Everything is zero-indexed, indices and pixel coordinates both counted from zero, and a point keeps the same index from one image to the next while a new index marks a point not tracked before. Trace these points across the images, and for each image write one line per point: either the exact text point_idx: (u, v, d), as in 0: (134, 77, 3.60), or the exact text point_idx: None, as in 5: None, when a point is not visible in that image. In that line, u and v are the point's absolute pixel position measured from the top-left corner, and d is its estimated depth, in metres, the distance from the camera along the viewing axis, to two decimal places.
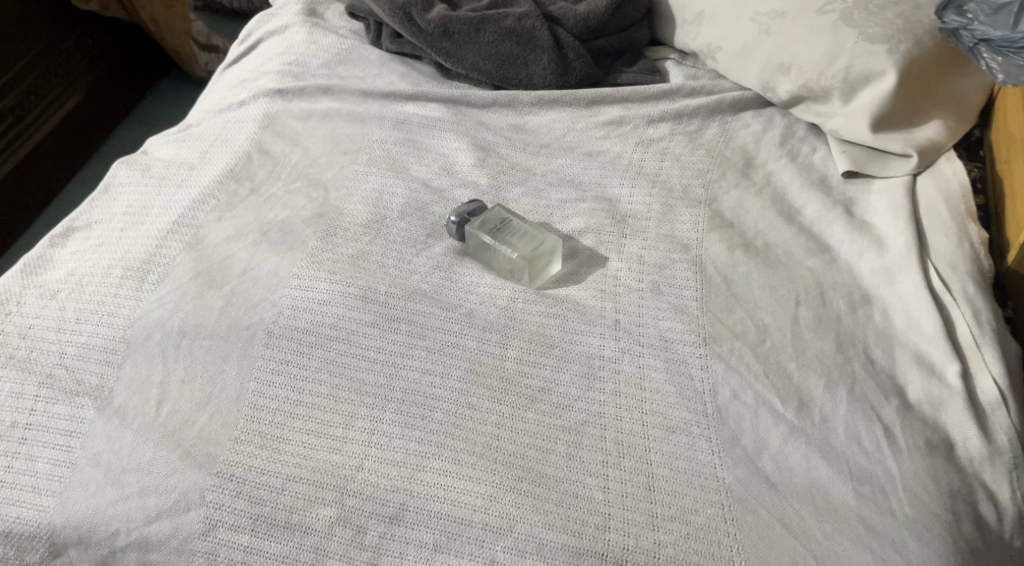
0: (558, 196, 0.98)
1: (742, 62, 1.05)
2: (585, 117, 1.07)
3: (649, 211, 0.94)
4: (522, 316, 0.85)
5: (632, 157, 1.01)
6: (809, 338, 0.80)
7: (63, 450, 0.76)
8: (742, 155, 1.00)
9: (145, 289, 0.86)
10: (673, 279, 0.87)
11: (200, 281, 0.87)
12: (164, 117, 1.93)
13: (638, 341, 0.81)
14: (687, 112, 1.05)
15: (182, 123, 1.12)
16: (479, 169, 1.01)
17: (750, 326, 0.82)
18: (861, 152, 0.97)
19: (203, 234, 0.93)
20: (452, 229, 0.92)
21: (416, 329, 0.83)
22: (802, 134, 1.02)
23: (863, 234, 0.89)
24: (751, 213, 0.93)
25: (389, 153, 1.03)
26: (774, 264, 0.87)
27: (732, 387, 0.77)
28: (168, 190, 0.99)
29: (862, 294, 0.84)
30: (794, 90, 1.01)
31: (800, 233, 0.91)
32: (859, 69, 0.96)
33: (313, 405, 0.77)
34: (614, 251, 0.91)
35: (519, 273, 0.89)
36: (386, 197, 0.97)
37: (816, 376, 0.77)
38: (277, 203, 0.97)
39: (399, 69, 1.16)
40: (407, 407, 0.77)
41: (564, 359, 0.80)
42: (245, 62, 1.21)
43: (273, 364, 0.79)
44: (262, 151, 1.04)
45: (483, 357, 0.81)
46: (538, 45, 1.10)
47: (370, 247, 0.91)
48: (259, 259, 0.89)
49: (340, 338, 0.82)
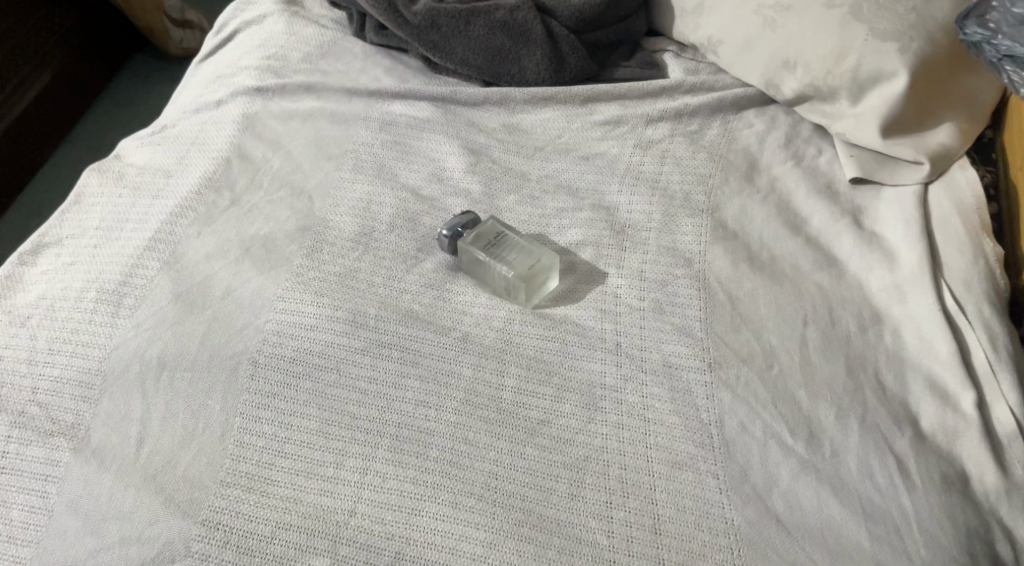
0: (553, 205, 0.94)
1: (745, 56, 1.00)
2: (581, 117, 1.03)
3: (649, 221, 0.91)
4: (520, 339, 0.81)
5: (630, 160, 0.97)
6: (818, 363, 0.77)
7: (39, 495, 0.72)
8: (745, 159, 0.96)
9: (121, 315, 0.81)
10: (675, 296, 0.83)
11: (180, 304, 0.82)
12: (140, 96, 1.87)
13: (641, 366, 0.78)
14: (686, 111, 1.01)
15: (157, 123, 1.06)
16: (471, 176, 0.96)
17: (756, 349, 0.78)
18: (869, 158, 0.92)
19: (182, 251, 0.88)
20: (444, 243, 0.87)
21: (409, 357, 0.79)
22: (807, 134, 0.98)
23: (872, 246, 0.85)
24: (755, 222, 0.90)
25: (377, 158, 0.98)
26: (780, 279, 0.84)
27: (740, 418, 0.74)
28: (143, 202, 0.94)
29: (872, 313, 0.80)
30: (800, 88, 0.96)
31: (807, 245, 0.87)
32: (868, 67, 0.91)
33: (301, 443, 0.74)
34: (614, 265, 0.87)
35: (514, 290, 0.85)
36: (374, 207, 0.93)
37: (826, 404, 0.74)
38: (259, 215, 0.92)
39: (384, 64, 1.11)
40: (401, 444, 0.73)
41: (563, 389, 0.77)
42: (221, 55, 1.15)
43: (259, 398, 0.76)
44: (242, 156, 0.98)
45: (479, 386, 0.77)
46: (531, 39, 1.04)
47: (358, 264, 0.87)
48: (242, 279, 0.85)
49: (329, 368, 0.78)
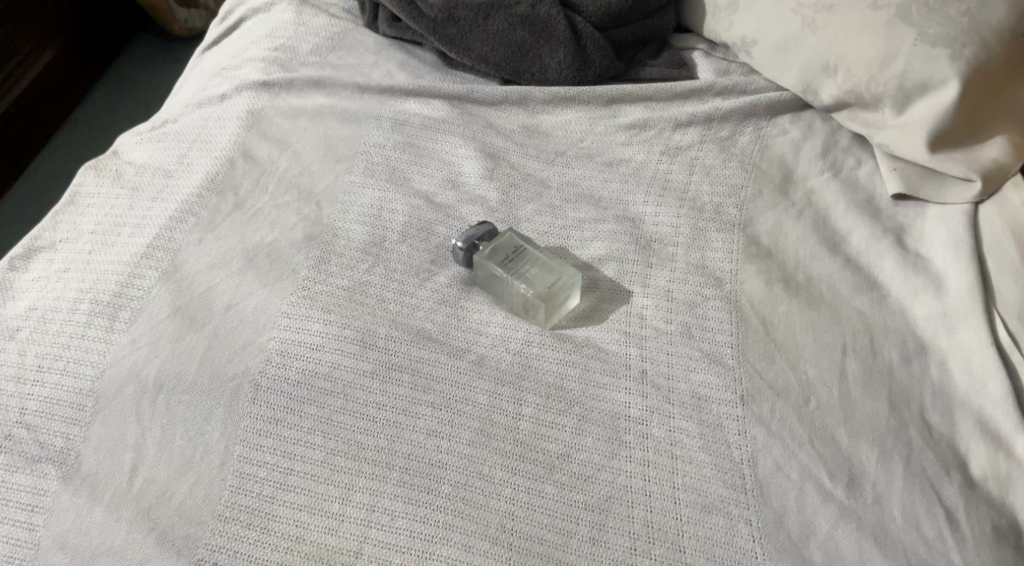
0: (575, 215, 0.89)
1: (781, 58, 0.94)
2: (605, 119, 0.97)
3: (677, 235, 0.85)
4: (539, 364, 0.76)
5: (657, 168, 0.92)
6: (859, 398, 0.72)
7: (25, 528, 0.68)
8: (779, 169, 0.91)
9: (115, 329, 0.76)
10: (705, 320, 0.78)
11: (178, 318, 0.77)
12: (142, 79, 1.81)
13: (668, 399, 0.73)
14: (717, 115, 0.95)
15: (158, 117, 1.01)
16: (488, 182, 0.91)
17: (792, 381, 0.73)
18: (913, 172, 0.87)
19: (182, 259, 0.83)
20: (458, 256, 0.83)
21: (421, 381, 0.74)
22: (845, 144, 0.93)
23: (917, 269, 0.80)
24: (791, 239, 0.84)
25: (389, 161, 0.93)
26: (817, 302, 0.79)
27: (775, 458, 0.69)
28: (141, 204, 0.89)
29: (917, 343, 0.75)
30: (839, 95, 0.91)
31: (846, 266, 0.82)
32: (915, 75, 0.85)
33: (305, 475, 0.69)
34: (639, 283, 0.82)
35: (533, 309, 0.80)
36: (385, 214, 0.88)
37: (867, 444, 0.70)
38: (263, 221, 0.87)
39: (397, 58, 1.05)
40: (411, 478, 0.69)
41: (585, 420, 0.72)
42: (226, 45, 1.09)
43: (260, 425, 0.71)
44: (246, 157, 0.93)
45: (495, 416, 0.72)
46: (554, 35, 0.98)
47: (368, 277, 0.82)
48: (245, 292, 0.80)
49: (335, 392, 0.73)
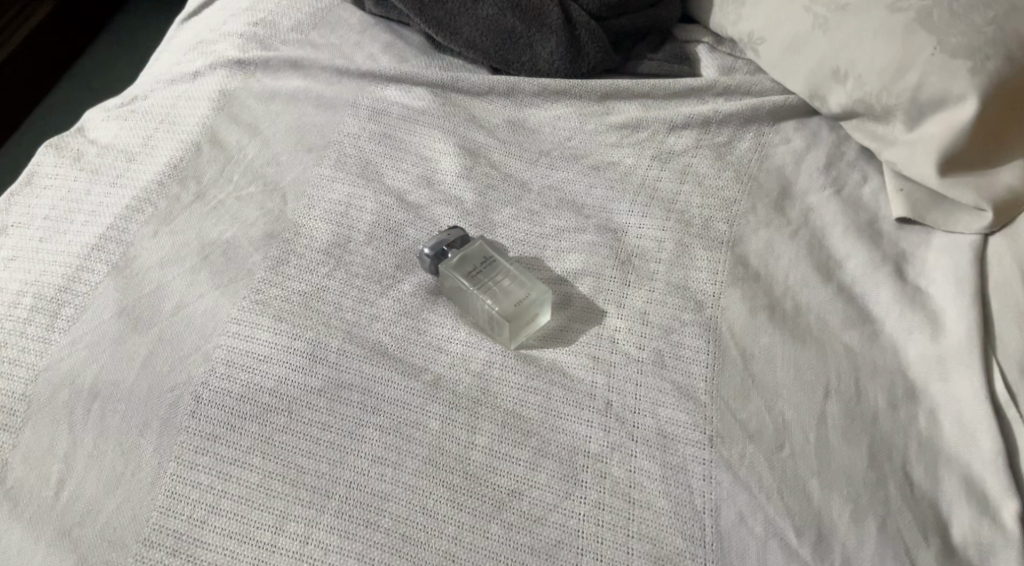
0: (554, 222, 0.83)
1: (789, 60, 0.87)
2: (596, 117, 0.91)
3: (660, 251, 0.80)
4: (498, 388, 0.71)
5: (646, 174, 0.86)
6: (836, 445, 0.67)
7: None
8: (777, 182, 0.84)
9: (56, 328, 0.73)
10: (680, 347, 0.73)
11: (123, 319, 0.74)
12: (143, 36, 1.76)
13: (632, 434, 0.68)
14: (716, 119, 0.89)
15: (128, 92, 0.96)
16: (465, 182, 0.86)
17: (767, 423, 0.68)
18: (921, 195, 0.80)
19: (134, 253, 0.79)
20: (425, 263, 0.78)
21: (370, 402, 0.70)
22: (851, 157, 0.86)
23: (914, 304, 0.74)
24: (781, 261, 0.79)
25: (362, 153, 0.88)
26: (803, 335, 0.73)
27: (739, 509, 0.65)
28: (98, 188, 0.84)
29: (906, 387, 0.70)
30: (848, 104, 0.84)
31: (838, 295, 0.76)
32: (931, 89, 0.79)
33: (239, 499, 0.66)
34: (614, 303, 0.77)
35: (498, 327, 0.75)
36: (353, 213, 0.83)
37: (840, 498, 0.65)
38: (223, 215, 0.82)
39: (383, 38, 0.99)
40: (350, 509, 0.66)
41: (541, 454, 0.68)
42: (207, 15, 1.03)
43: (197, 441, 0.68)
44: (213, 142, 0.88)
45: (445, 443, 0.68)
46: (546, 22, 0.93)
47: (327, 281, 0.78)
48: (195, 293, 0.76)
49: (279, 410, 0.69)
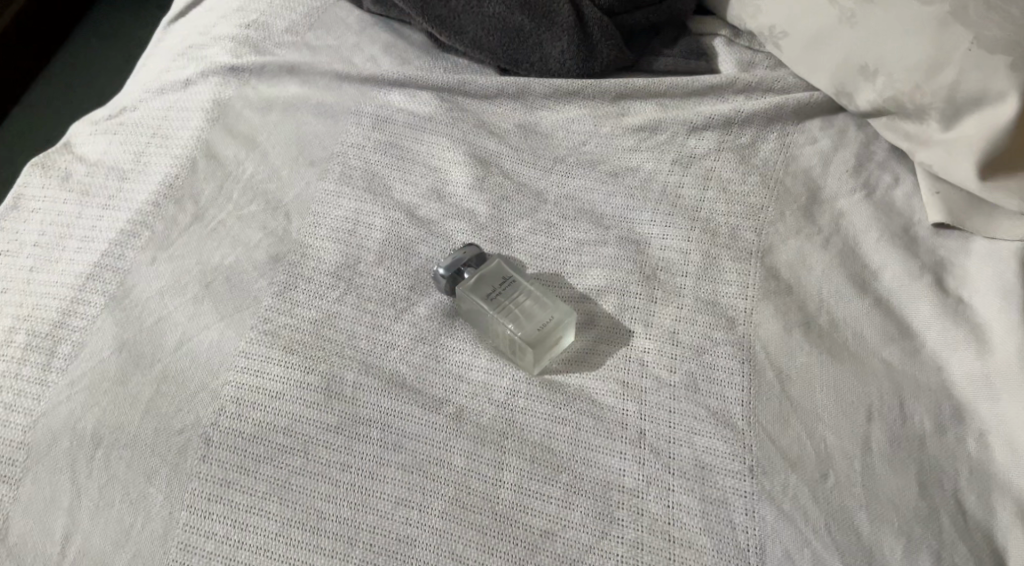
0: (573, 235, 0.79)
1: (814, 55, 0.83)
2: (612, 119, 0.86)
3: (686, 264, 0.76)
4: (524, 419, 0.68)
5: (668, 180, 0.82)
6: (883, 474, 0.64)
7: None
8: (805, 186, 0.81)
9: (52, 368, 0.69)
10: (713, 369, 0.70)
11: (124, 357, 0.70)
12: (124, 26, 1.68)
13: (669, 467, 0.65)
14: (738, 119, 0.84)
15: (115, 102, 0.90)
16: (477, 194, 0.81)
17: (809, 451, 0.65)
18: (959, 199, 0.77)
19: (131, 282, 0.74)
20: (441, 284, 0.74)
21: (391, 438, 0.66)
22: (881, 157, 0.82)
23: (957, 318, 0.71)
24: (814, 272, 0.75)
25: (368, 165, 0.83)
26: (842, 353, 0.70)
27: (785, 545, 0.62)
28: (90, 211, 0.79)
29: (953, 409, 0.67)
30: (878, 102, 0.80)
31: (876, 309, 0.72)
32: (968, 87, 0.75)
33: (258, 549, 0.63)
34: (641, 322, 0.73)
35: (520, 352, 0.71)
36: (361, 230, 0.78)
37: (891, 531, 0.62)
38: (224, 237, 0.78)
39: (383, 39, 0.94)
40: (375, 557, 0.63)
41: (573, 490, 0.65)
42: (195, 16, 0.98)
43: (210, 488, 0.64)
44: (210, 157, 0.83)
45: (472, 481, 0.65)
46: (555, 21, 0.88)
47: (338, 307, 0.73)
48: (198, 325, 0.72)
49: (294, 450, 0.66)
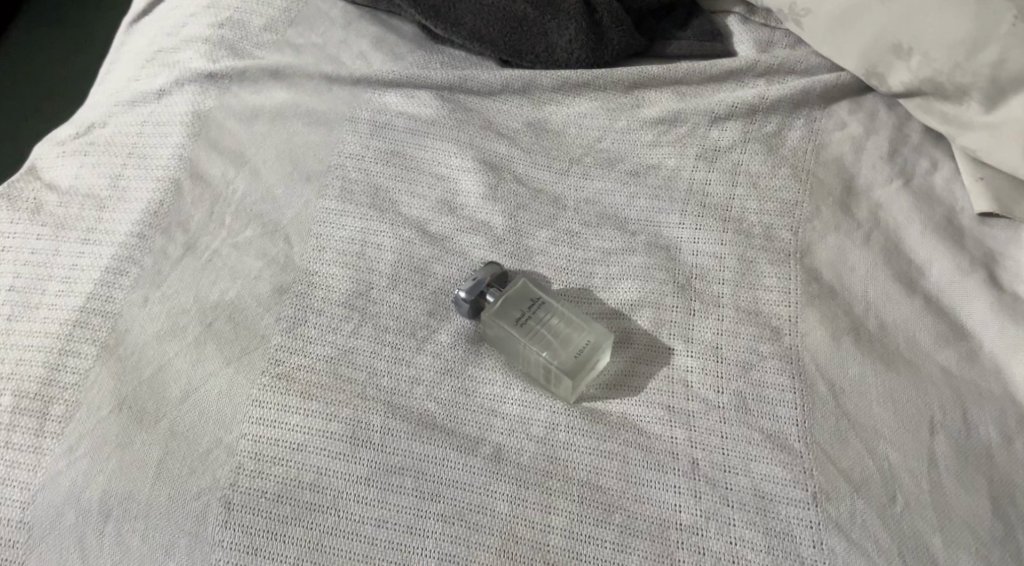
0: (598, 244, 0.74)
1: (842, 33, 0.77)
2: (626, 111, 0.80)
3: (722, 270, 0.71)
4: (568, 455, 0.64)
5: (693, 177, 0.76)
6: (952, 493, 0.61)
7: None
8: (840, 176, 0.76)
9: (47, 433, 0.63)
10: (763, 387, 0.66)
11: (126, 415, 0.64)
12: None
13: (726, 499, 0.62)
14: (762, 106, 0.79)
15: (80, 118, 0.82)
16: (492, 204, 0.75)
17: (873, 472, 0.62)
18: (1005, 186, 0.73)
19: (123, 327, 0.68)
20: (463, 308, 0.68)
21: (427, 487, 0.62)
22: (916, 140, 0.78)
23: (1014, 316, 0.67)
24: (858, 272, 0.70)
25: (370, 177, 0.76)
26: (897, 361, 0.66)
27: None
28: (68, 246, 0.72)
29: (1019, 416, 0.64)
30: (913, 83, 0.75)
31: (927, 309, 0.68)
32: (1012, 67, 0.70)
33: None
34: (680, 337, 0.68)
35: (556, 380, 0.67)
36: (370, 252, 0.72)
37: (968, 555, 0.59)
38: (221, 268, 0.71)
39: (371, 33, 0.86)
40: None
41: (627, 532, 0.61)
42: (160, 15, 0.89)
43: (236, 557, 0.60)
44: (195, 177, 0.76)
45: (519, 529, 0.61)
46: (561, 7, 0.82)
47: (355, 341, 0.68)
48: (204, 373, 0.65)
49: (325, 508, 0.61)
